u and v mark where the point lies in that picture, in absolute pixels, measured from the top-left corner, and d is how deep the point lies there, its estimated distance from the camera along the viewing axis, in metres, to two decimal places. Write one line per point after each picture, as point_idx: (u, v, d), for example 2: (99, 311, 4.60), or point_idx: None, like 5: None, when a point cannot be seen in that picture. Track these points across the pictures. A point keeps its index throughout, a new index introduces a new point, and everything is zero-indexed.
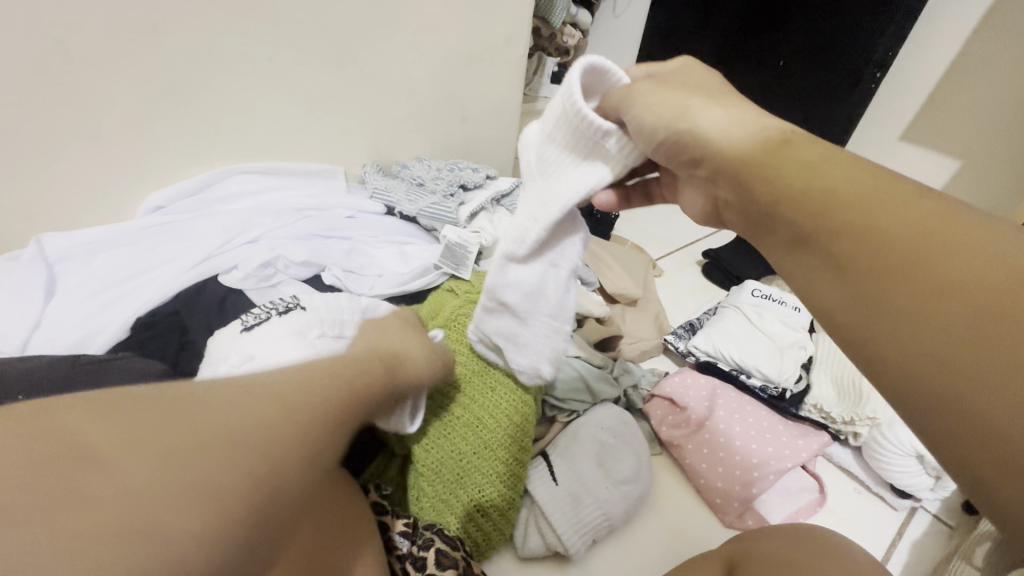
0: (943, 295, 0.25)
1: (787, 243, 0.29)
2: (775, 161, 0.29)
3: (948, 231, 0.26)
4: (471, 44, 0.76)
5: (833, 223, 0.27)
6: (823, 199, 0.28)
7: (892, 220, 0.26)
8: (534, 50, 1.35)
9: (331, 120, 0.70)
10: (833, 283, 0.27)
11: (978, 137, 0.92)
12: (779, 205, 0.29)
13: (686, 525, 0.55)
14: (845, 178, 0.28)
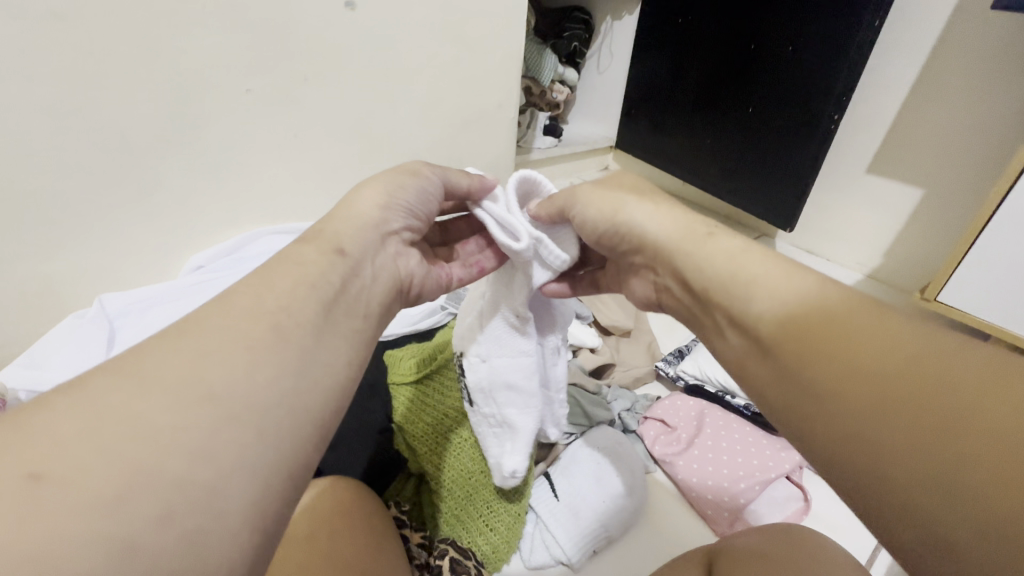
0: (835, 371, 0.27)
1: (727, 329, 0.34)
2: (695, 254, 0.38)
3: (858, 315, 0.28)
4: (466, 111, 0.87)
5: (754, 313, 0.32)
6: (745, 287, 0.33)
7: (803, 311, 0.30)
8: (526, 107, 1.48)
9: (346, 184, 0.79)
10: (760, 362, 0.31)
11: (935, 168, 0.98)
12: (712, 287, 0.36)
13: (681, 534, 0.60)
14: (771, 276, 0.33)
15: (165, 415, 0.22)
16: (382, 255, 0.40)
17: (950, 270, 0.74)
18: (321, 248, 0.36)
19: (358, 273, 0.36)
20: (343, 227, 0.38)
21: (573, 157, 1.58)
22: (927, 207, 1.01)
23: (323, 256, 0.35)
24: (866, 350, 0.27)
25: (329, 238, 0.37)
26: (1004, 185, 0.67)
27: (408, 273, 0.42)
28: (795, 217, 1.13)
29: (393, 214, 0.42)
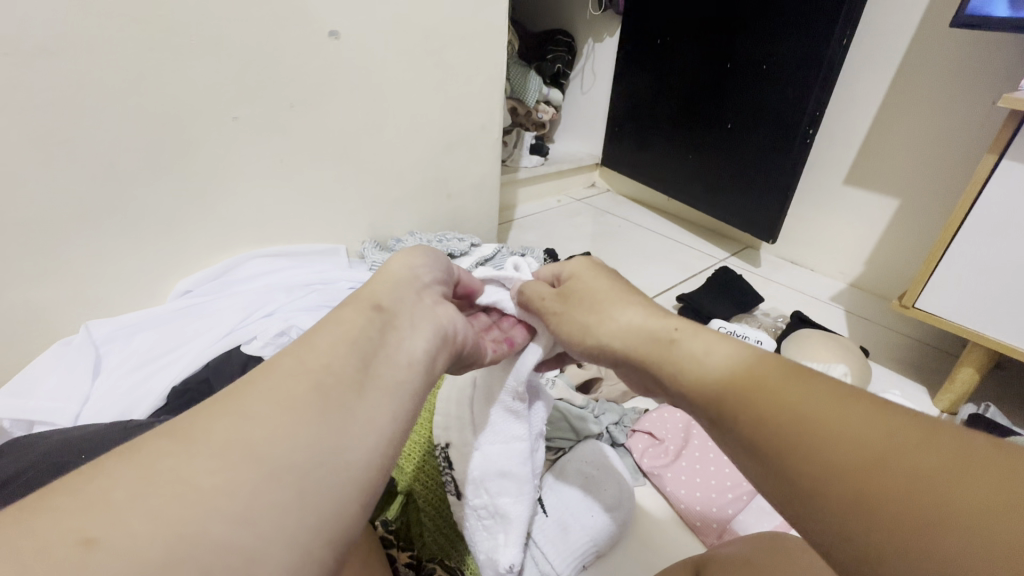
0: (838, 472, 0.27)
1: (709, 426, 0.35)
2: (667, 363, 0.39)
3: (830, 411, 0.30)
4: (451, 134, 0.89)
5: (745, 412, 0.32)
6: (730, 398, 0.34)
7: (773, 404, 0.31)
8: (513, 126, 1.54)
9: (333, 207, 0.80)
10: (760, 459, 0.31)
11: (908, 179, 1.01)
12: (696, 393, 0.36)
13: (669, 547, 0.60)
14: (756, 374, 0.33)
15: (198, 470, 0.25)
16: (421, 306, 0.41)
17: (925, 276, 0.76)
18: (360, 308, 0.37)
19: (393, 324, 0.37)
20: (381, 289, 0.40)
21: (560, 175, 1.61)
22: (904, 215, 1.03)
23: (362, 315, 0.36)
24: (862, 447, 0.27)
25: (366, 299, 0.38)
26: (972, 192, 0.69)
27: (447, 324, 0.42)
28: (776, 228, 1.15)
29: (419, 277, 0.43)
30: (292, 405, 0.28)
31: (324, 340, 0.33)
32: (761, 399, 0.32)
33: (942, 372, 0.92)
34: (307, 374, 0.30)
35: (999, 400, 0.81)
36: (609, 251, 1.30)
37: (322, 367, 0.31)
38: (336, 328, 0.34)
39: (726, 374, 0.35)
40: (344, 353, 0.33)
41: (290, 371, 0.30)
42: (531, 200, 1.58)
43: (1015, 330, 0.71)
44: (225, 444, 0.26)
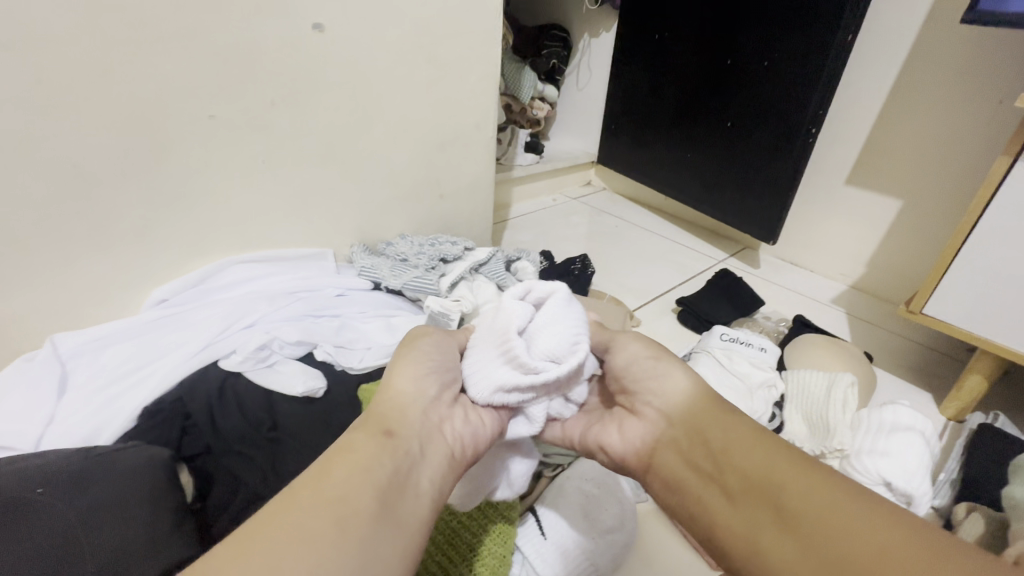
0: (845, 564, 0.29)
1: (732, 496, 0.36)
2: (706, 427, 0.39)
3: (866, 511, 0.30)
4: (444, 132, 0.85)
5: (764, 493, 0.34)
6: (762, 470, 0.35)
7: (808, 491, 0.33)
8: (507, 124, 1.50)
9: (320, 209, 0.77)
10: (769, 543, 0.32)
11: (911, 180, 0.99)
12: (727, 458, 0.37)
13: (671, 568, 0.57)
14: (768, 464, 0.35)
15: None
16: (429, 427, 0.39)
17: (934, 282, 0.74)
18: (369, 434, 0.36)
19: (404, 449, 0.36)
20: (389, 408, 0.39)
21: (556, 173, 1.58)
22: (907, 217, 1.01)
23: (373, 442, 0.36)
24: (870, 541, 0.29)
25: (380, 421, 0.38)
26: (984, 195, 0.67)
27: (456, 439, 0.40)
28: (777, 229, 1.12)
29: (427, 381, 0.41)
30: (313, 553, 0.28)
31: (341, 473, 0.33)
32: (774, 485, 0.34)
33: (946, 377, 0.90)
34: (325, 517, 0.30)
35: (1006, 408, 0.79)
36: (605, 252, 1.28)
37: (340, 511, 0.31)
38: (350, 459, 0.34)
39: (735, 455, 0.37)
40: (360, 492, 0.32)
41: (316, 513, 0.30)
42: (526, 200, 1.55)
43: None
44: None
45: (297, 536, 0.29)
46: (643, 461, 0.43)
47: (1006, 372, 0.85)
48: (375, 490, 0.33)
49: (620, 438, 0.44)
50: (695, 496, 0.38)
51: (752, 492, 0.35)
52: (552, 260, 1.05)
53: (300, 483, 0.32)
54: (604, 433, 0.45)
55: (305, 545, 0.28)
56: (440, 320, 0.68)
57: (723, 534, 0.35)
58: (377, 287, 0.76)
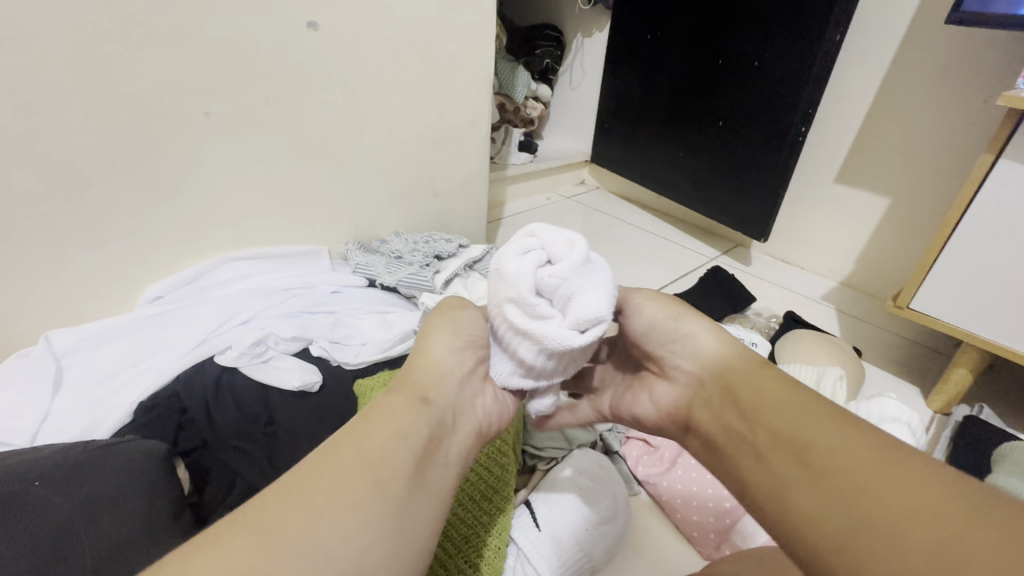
0: (874, 515, 0.30)
1: (753, 451, 0.37)
2: (737, 383, 0.40)
3: (891, 462, 0.31)
4: (438, 131, 0.86)
5: (792, 442, 0.35)
6: (790, 422, 0.36)
7: (836, 442, 0.34)
8: (501, 124, 1.51)
9: (315, 207, 0.77)
10: (798, 494, 0.33)
11: (898, 178, 1.00)
12: (759, 411, 0.38)
13: (664, 558, 0.58)
14: (803, 414, 0.36)
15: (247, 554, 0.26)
16: (461, 397, 0.41)
17: (921, 276, 0.75)
18: (408, 397, 0.38)
19: (441, 416, 0.39)
20: (424, 374, 0.41)
21: (550, 173, 1.59)
22: (895, 214, 1.03)
23: (413, 406, 0.37)
24: (896, 492, 0.30)
25: (415, 387, 0.39)
26: (968, 192, 0.68)
27: (483, 416, 0.44)
28: (768, 227, 1.13)
29: (463, 353, 0.43)
30: (354, 506, 0.30)
31: (382, 432, 0.34)
32: (806, 440, 0.35)
33: (934, 371, 0.91)
34: (366, 473, 0.32)
35: (992, 401, 0.80)
36: (599, 250, 1.29)
37: (378, 469, 0.32)
38: (388, 421, 0.35)
39: (766, 412, 0.37)
40: (400, 451, 0.34)
41: (360, 466, 0.32)
42: (520, 199, 1.56)
43: (1011, 331, 0.70)
44: (292, 538, 0.27)
45: (335, 484, 0.31)
46: (669, 423, 0.46)
47: (991, 366, 0.87)
48: (411, 452, 0.34)
49: (652, 404, 0.47)
50: (721, 452, 0.40)
51: (779, 443, 0.36)
52: None
53: (341, 438, 0.33)
54: (636, 403, 0.49)
55: (346, 494, 0.30)
56: None
57: (753, 487, 0.36)
58: (372, 284, 0.76)
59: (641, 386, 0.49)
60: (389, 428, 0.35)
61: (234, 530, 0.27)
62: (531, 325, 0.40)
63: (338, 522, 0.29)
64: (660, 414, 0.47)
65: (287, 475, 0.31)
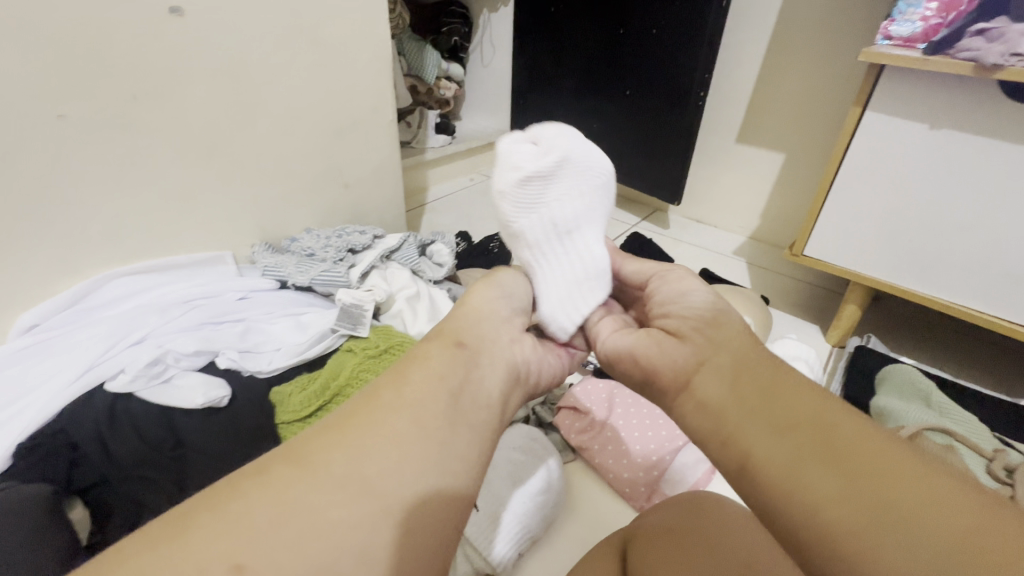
0: (905, 520, 0.27)
1: (765, 426, 0.33)
2: (755, 359, 0.36)
3: (919, 473, 0.28)
4: (340, 118, 0.82)
5: (812, 431, 0.31)
6: (808, 406, 0.33)
7: (861, 440, 0.30)
8: (416, 105, 1.47)
9: (210, 209, 0.72)
10: (815, 481, 0.30)
11: (789, 133, 1.07)
12: (779, 387, 0.34)
13: (601, 519, 0.60)
14: (822, 405, 0.32)
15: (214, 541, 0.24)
16: (500, 345, 0.40)
17: (810, 225, 0.82)
18: (444, 342, 0.37)
19: (476, 360, 0.37)
20: (460, 320, 0.40)
21: (470, 153, 1.58)
22: (790, 168, 1.10)
23: (447, 352, 0.36)
24: (923, 502, 0.27)
25: (449, 332, 0.38)
26: (842, 142, 0.74)
27: (526, 361, 0.42)
28: (680, 190, 1.18)
29: (500, 305, 0.43)
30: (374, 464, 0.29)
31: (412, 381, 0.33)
32: (826, 426, 0.31)
33: (830, 308, 1.01)
34: (392, 417, 0.31)
35: (878, 330, 0.89)
36: None
37: (425, 430, 0.31)
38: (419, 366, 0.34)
39: (791, 396, 0.33)
40: (432, 391, 0.33)
41: (411, 427, 0.31)
42: (442, 181, 1.54)
43: (887, 267, 0.78)
44: (348, 480, 0.28)
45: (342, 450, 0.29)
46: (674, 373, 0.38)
47: (877, 299, 0.96)
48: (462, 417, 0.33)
49: (662, 354, 0.39)
50: (723, 421, 0.35)
51: (798, 426, 0.32)
52: (470, 240, 1.07)
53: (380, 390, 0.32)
54: (643, 346, 0.41)
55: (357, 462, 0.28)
56: (354, 311, 0.66)
57: (762, 465, 0.32)
58: (284, 286, 0.73)
59: (649, 336, 0.41)
60: (416, 379, 0.33)
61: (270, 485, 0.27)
62: (509, 200, 0.47)
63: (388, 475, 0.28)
64: (665, 365, 0.39)
65: (328, 429, 0.30)
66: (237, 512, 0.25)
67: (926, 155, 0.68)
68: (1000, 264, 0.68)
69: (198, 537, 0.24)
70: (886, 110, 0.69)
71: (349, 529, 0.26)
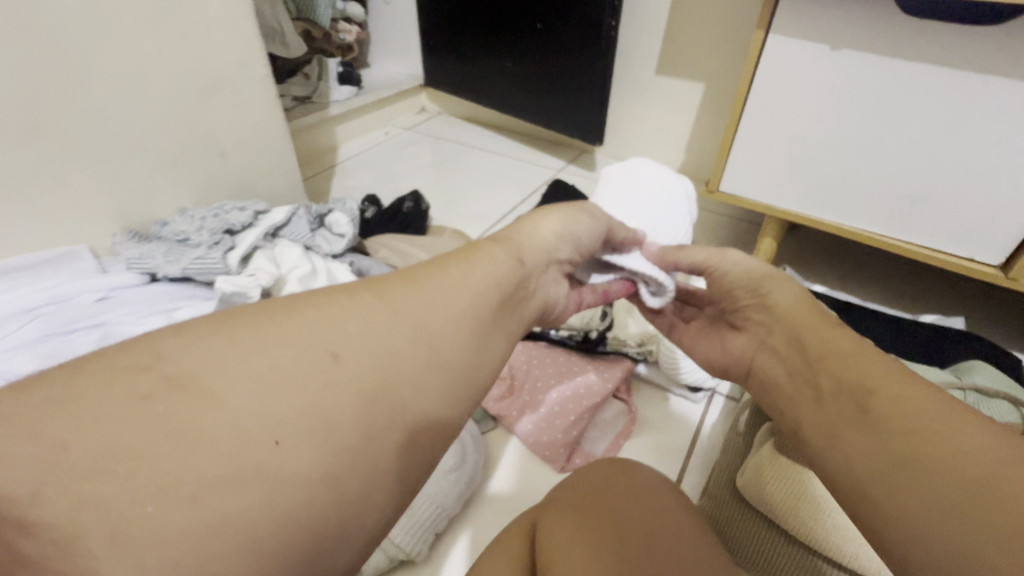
0: (928, 468, 0.28)
1: (815, 398, 0.37)
2: (817, 338, 0.39)
3: (953, 426, 0.29)
4: (201, 76, 0.71)
5: (858, 391, 0.34)
6: (852, 371, 0.35)
7: (904, 396, 0.32)
8: (313, 53, 1.32)
9: (46, 198, 0.61)
10: (853, 439, 0.33)
11: (707, 61, 1.03)
12: (826, 362, 0.37)
13: (525, 485, 0.59)
14: (877, 368, 0.35)
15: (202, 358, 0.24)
16: (544, 277, 0.42)
17: (723, 160, 0.80)
18: (505, 251, 0.38)
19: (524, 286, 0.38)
20: (523, 236, 0.41)
21: (382, 104, 1.45)
22: (709, 100, 1.07)
23: (507, 262, 0.37)
24: (949, 449, 0.28)
25: (512, 245, 0.39)
26: (750, 69, 0.71)
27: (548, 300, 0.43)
28: (602, 130, 1.13)
29: (563, 242, 0.43)
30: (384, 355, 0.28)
31: (439, 291, 0.32)
32: (869, 386, 0.34)
33: (750, 241, 1.01)
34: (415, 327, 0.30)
35: (793, 260, 0.91)
36: (445, 184, 1.23)
37: (428, 317, 0.30)
38: (446, 285, 0.33)
39: (841, 365, 0.36)
40: (461, 310, 0.32)
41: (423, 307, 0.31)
42: (354, 138, 1.42)
43: (798, 197, 0.77)
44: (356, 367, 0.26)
45: (369, 324, 0.28)
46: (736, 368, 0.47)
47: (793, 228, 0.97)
48: (465, 311, 0.33)
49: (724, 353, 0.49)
50: (786, 400, 0.40)
51: (848, 391, 0.35)
52: (380, 203, 0.99)
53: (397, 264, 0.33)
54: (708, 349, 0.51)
55: (377, 335, 0.28)
56: (235, 301, 0.60)
57: (814, 431, 0.36)
58: (154, 279, 0.64)
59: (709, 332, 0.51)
60: (460, 294, 0.33)
61: (257, 317, 0.27)
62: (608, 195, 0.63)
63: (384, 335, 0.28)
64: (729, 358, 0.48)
65: (332, 288, 0.30)
66: (236, 356, 0.24)
67: (831, 78, 0.66)
68: (900, 186, 0.68)
69: (159, 376, 0.23)
70: (793, 32, 0.66)
71: (330, 378, 0.25)
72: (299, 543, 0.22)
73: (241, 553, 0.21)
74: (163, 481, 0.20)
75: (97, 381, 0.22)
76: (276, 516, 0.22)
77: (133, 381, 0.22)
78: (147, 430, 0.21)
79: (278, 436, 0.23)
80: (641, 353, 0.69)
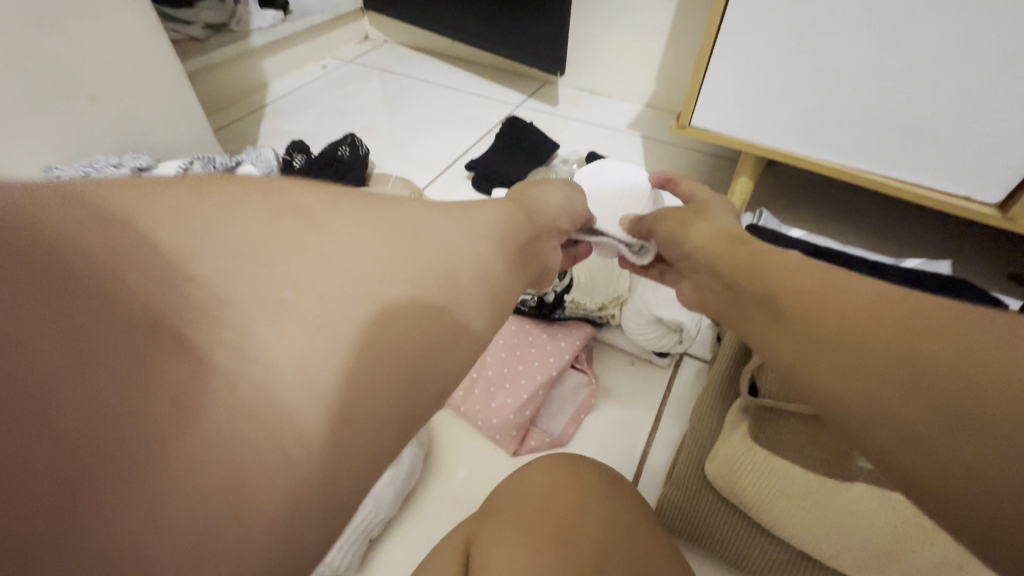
0: (824, 329, 0.29)
1: (741, 304, 0.37)
2: (740, 253, 0.40)
3: (842, 289, 0.30)
4: None
5: (767, 289, 0.35)
6: (768, 273, 0.36)
7: (802, 279, 0.33)
8: None
9: None
10: (768, 331, 0.33)
11: None
12: (754, 273, 0.37)
13: (473, 471, 0.53)
14: (783, 265, 0.35)
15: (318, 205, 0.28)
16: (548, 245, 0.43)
17: (696, 90, 0.69)
18: (520, 210, 0.41)
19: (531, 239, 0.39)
20: (539, 202, 0.45)
21: (315, 32, 1.27)
22: (682, 18, 0.94)
23: (525, 216, 0.40)
24: (840, 307, 0.29)
25: (527, 206, 0.42)
26: None
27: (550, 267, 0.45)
28: (563, 58, 1.00)
29: (562, 215, 0.47)
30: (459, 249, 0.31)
31: (479, 220, 0.35)
32: (775, 282, 0.34)
33: (725, 180, 0.92)
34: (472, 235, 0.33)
35: (771, 201, 0.83)
36: (390, 125, 1.09)
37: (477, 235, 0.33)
38: (480, 218, 0.35)
39: (759, 268, 0.37)
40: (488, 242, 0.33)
41: (426, 217, 0.31)
42: (285, 73, 1.25)
43: (778, 132, 0.68)
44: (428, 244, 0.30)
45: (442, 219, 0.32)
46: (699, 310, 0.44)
47: (772, 164, 0.89)
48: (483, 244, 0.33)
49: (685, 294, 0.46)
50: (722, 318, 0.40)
51: (760, 294, 0.35)
52: (309, 151, 0.86)
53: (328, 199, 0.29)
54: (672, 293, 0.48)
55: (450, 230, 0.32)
56: None
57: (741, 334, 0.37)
58: None
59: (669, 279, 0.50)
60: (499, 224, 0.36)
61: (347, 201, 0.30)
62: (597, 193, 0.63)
63: (323, 273, 0.25)
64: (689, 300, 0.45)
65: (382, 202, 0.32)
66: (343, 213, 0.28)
67: None
68: (890, 119, 0.60)
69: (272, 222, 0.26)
70: None
71: (419, 242, 0.29)
72: (368, 376, 0.24)
73: (345, 355, 0.24)
74: (290, 288, 0.24)
75: (227, 202, 0.25)
76: (361, 338, 0.24)
77: (265, 203, 0.26)
78: (276, 241, 0.25)
79: (379, 276, 0.26)
80: (604, 315, 0.62)
